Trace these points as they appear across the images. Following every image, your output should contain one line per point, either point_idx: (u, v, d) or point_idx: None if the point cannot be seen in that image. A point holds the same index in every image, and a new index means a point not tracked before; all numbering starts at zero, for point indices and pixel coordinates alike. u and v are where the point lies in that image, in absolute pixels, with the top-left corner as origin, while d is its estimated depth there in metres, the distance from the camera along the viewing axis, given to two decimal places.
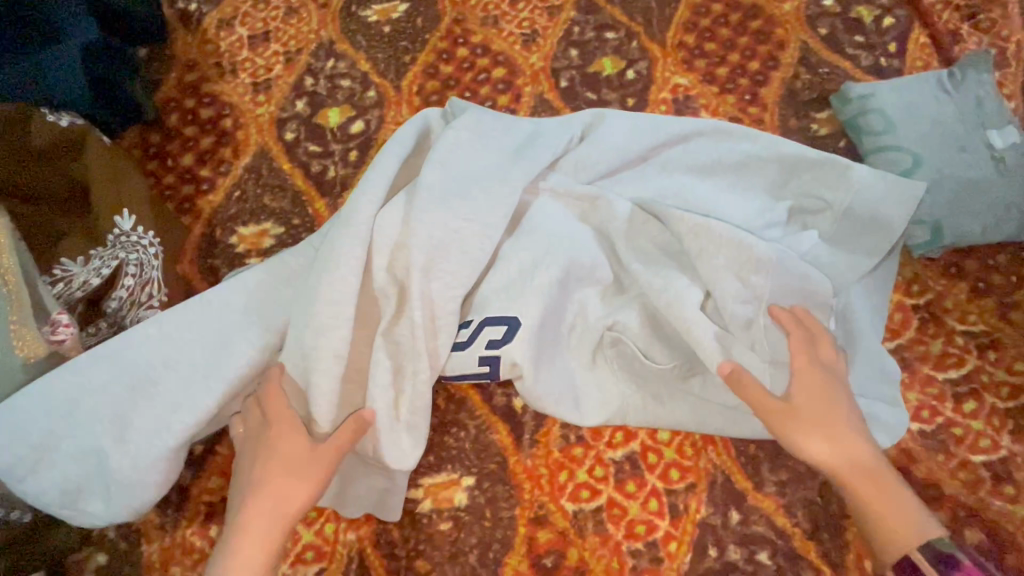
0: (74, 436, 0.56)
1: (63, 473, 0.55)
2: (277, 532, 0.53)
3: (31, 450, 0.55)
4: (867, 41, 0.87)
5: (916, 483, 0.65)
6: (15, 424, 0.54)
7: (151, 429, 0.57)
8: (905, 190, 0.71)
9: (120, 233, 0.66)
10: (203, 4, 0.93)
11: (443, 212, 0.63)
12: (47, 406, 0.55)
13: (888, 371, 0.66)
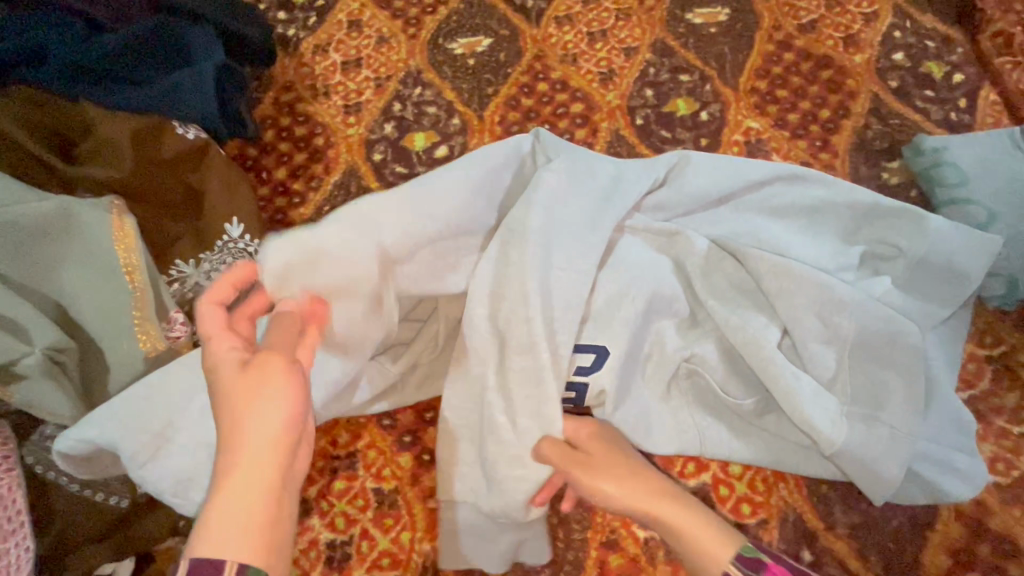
0: (186, 429, 0.58)
1: (176, 462, 0.58)
2: (252, 524, 0.41)
3: (148, 441, 0.57)
4: (937, 95, 0.89)
5: (992, 534, 0.65)
6: (132, 416, 0.57)
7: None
8: (982, 243, 0.72)
9: (228, 239, 0.70)
10: (301, 30, 1.00)
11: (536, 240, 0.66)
12: (166, 399, 0.58)
13: (965, 420, 0.66)
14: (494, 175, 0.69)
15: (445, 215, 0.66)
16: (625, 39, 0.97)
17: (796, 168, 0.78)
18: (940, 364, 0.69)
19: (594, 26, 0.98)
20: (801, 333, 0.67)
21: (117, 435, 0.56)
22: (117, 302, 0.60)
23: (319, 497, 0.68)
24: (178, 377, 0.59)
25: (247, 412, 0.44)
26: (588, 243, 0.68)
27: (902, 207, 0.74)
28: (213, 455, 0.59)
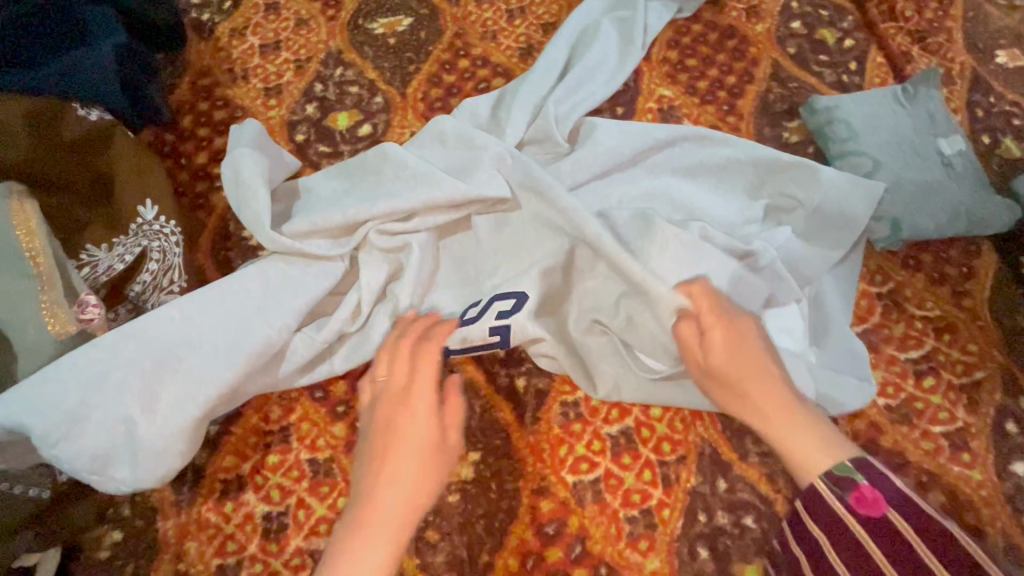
0: (104, 407, 0.60)
1: (92, 438, 0.60)
2: (377, 553, 0.55)
3: (64, 419, 0.59)
4: (830, 60, 0.96)
5: (884, 451, 0.71)
6: (47, 396, 0.59)
7: (174, 401, 0.62)
8: (866, 190, 0.79)
9: (142, 222, 0.69)
10: (215, 14, 0.98)
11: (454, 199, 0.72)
12: (81, 378, 0.60)
13: (857, 360, 0.73)
14: (428, 152, 0.79)
15: (384, 182, 0.74)
16: (543, 15, 0.99)
17: (703, 133, 0.84)
18: (832, 302, 0.77)
19: (512, 3, 1.00)
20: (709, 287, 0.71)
21: (29, 415, 0.58)
22: (20, 288, 0.59)
23: (253, 473, 0.68)
24: (92, 358, 0.61)
25: (406, 470, 0.60)
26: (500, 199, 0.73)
27: (796, 162, 0.80)
28: (130, 430, 0.61)
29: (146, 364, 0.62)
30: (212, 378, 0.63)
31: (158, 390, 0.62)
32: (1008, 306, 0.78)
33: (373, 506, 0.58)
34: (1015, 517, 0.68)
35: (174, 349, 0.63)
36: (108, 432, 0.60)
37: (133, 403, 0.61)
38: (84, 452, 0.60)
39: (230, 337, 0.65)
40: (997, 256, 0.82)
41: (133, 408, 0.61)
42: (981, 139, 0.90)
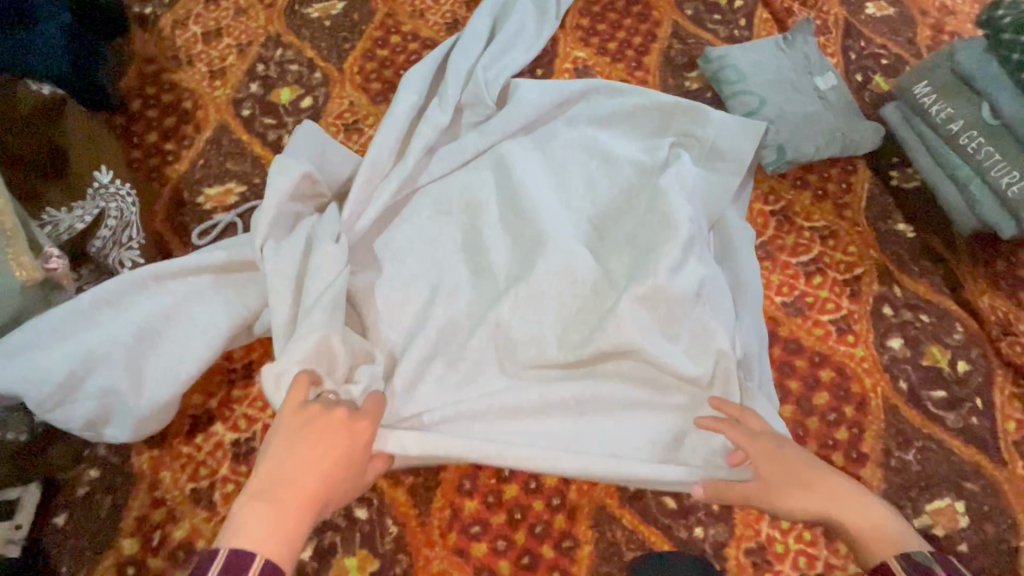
0: (93, 379, 0.66)
1: (84, 407, 0.66)
2: (285, 531, 0.51)
3: (54, 390, 0.65)
4: (723, 18, 1.08)
5: (782, 339, 0.82)
6: (37, 370, 0.64)
7: (159, 375, 0.69)
8: (750, 129, 0.90)
9: (99, 185, 0.76)
10: (157, 7, 1.05)
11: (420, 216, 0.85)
12: (66, 354, 0.66)
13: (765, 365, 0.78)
14: (387, 137, 0.85)
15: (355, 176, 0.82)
16: None
17: (612, 87, 0.95)
18: (745, 267, 0.83)
19: None
20: (611, 327, 0.74)
21: (23, 388, 0.64)
22: None
23: (220, 407, 0.74)
24: (79, 338, 0.67)
25: (315, 441, 0.57)
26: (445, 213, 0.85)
27: (701, 114, 0.91)
28: (121, 401, 0.67)
29: (128, 339, 0.68)
30: (191, 351, 0.70)
31: (144, 364, 0.69)
32: (881, 213, 0.91)
33: (241, 524, 0.51)
34: (892, 382, 0.79)
35: (150, 326, 0.69)
36: (93, 394, 0.66)
37: (117, 373, 0.67)
38: (69, 403, 0.66)
39: (210, 313, 0.71)
40: (870, 172, 0.94)
41: (118, 380, 0.67)
42: (855, 78, 1.04)
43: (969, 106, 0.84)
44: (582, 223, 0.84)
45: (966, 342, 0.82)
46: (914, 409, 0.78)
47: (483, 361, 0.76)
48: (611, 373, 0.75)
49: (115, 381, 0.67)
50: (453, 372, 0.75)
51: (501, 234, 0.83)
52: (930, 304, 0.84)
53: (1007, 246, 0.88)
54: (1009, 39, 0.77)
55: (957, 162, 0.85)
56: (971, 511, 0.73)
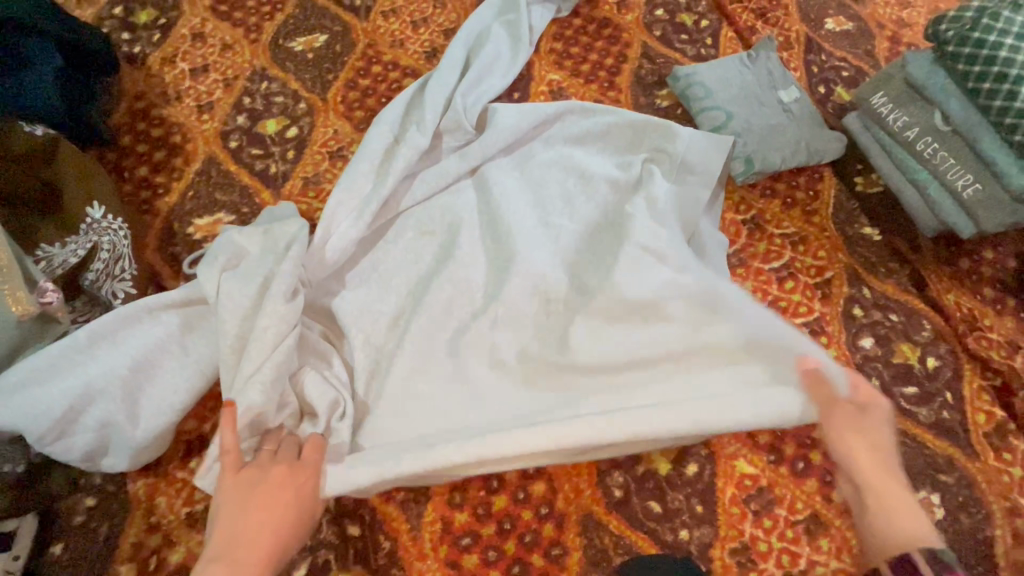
0: (91, 410, 0.69)
1: (84, 439, 0.69)
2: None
3: (55, 423, 0.67)
4: (690, 38, 1.14)
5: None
6: (36, 403, 0.67)
7: (155, 407, 0.71)
8: (717, 144, 0.94)
9: (92, 221, 0.78)
10: (146, 46, 1.09)
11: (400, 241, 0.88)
12: (63, 387, 0.68)
13: None
14: (363, 168, 0.89)
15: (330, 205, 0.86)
16: (444, 22, 1.14)
17: (589, 108, 0.99)
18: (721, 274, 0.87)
19: (415, 15, 1.14)
20: (582, 342, 0.78)
21: (24, 422, 0.66)
22: None
23: (213, 432, 0.76)
24: (76, 370, 0.69)
25: (265, 496, 0.63)
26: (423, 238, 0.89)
27: (674, 133, 0.94)
28: (119, 431, 0.70)
29: (122, 371, 0.70)
30: (185, 382, 0.72)
31: (140, 395, 0.71)
32: (847, 217, 0.95)
33: None
34: (865, 380, 0.82)
35: (144, 358, 0.71)
36: (89, 424, 0.69)
37: (113, 404, 0.69)
38: (66, 434, 0.68)
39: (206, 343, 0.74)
40: (836, 179, 0.98)
41: (114, 410, 0.69)
42: (818, 90, 1.09)
43: (922, 113, 0.89)
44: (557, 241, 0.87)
45: (935, 339, 0.85)
46: (888, 405, 0.81)
47: (458, 375, 0.78)
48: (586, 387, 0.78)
49: (111, 411, 0.69)
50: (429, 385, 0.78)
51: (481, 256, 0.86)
52: (898, 303, 0.88)
53: (969, 245, 0.92)
54: (952, 50, 0.82)
55: (916, 167, 0.89)
56: (946, 502, 0.75)
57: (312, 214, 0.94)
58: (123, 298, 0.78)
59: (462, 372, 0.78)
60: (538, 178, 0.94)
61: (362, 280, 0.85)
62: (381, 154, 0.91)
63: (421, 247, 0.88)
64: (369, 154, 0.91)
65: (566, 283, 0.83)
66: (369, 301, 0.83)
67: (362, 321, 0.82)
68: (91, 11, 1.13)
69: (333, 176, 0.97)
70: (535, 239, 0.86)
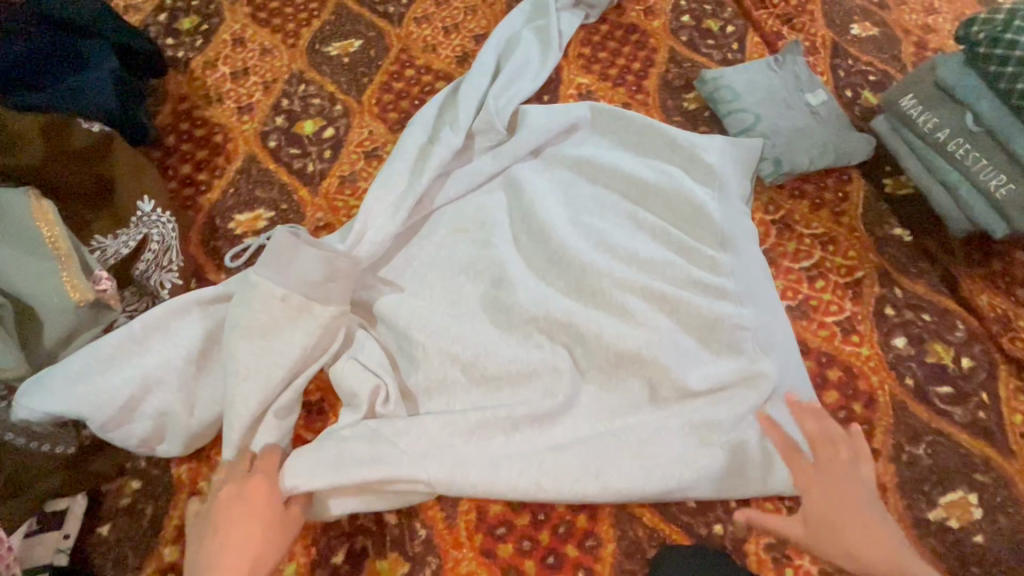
0: (150, 400, 0.71)
1: (142, 427, 0.71)
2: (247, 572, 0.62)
3: (117, 411, 0.70)
4: (716, 43, 1.15)
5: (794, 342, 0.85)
6: (98, 393, 0.69)
7: (209, 396, 0.74)
8: (747, 149, 0.96)
9: (142, 214, 0.81)
10: (190, 51, 1.13)
11: (438, 238, 0.90)
12: (122, 376, 0.70)
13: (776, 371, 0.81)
14: (401, 165, 0.92)
15: (368, 200, 0.88)
16: (475, 28, 1.17)
17: (621, 115, 0.99)
18: (753, 277, 0.87)
19: (447, 22, 1.18)
20: (611, 344, 0.79)
21: (81, 409, 0.68)
22: (43, 266, 0.70)
23: None
24: (135, 362, 0.72)
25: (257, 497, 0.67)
26: (459, 237, 0.90)
27: (703, 143, 0.95)
28: (175, 419, 0.72)
29: (177, 361, 0.73)
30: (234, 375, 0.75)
31: (194, 385, 0.74)
32: (877, 218, 0.95)
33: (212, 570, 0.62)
34: (898, 379, 0.82)
35: (196, 348, 0.74)
36: (149, 412, 0.71)
37: (170, 393, 0.72)
38: (126, 421, 0.70)
39: (258, 362, 0.74)
40: (865, 181, 0.99)
41: (172, 399, 0.72)
42: (845, 94, 1.10)
43: (953, 115, 0.89)
44: (587, 243, 0.88)
45: (968, 339, 0.85)
46: (922, 404, 0.81)
47: (490, 371, 0.79)
48: (608, 389, 0.79)
49: (169, 400, 0.72)
50: (463, 378, 0.79)
51: (515, 252, 0.88)
52: (931, 304, 0.88)
53: (1001, 246, 0.92)
54: (985, 52, 0.83)
55: (948, 168, 0.90)
56: (985, 502, 0.75)
57: (348, 210, 0.96)
58: (169, 289, 0.80)
59: (494, 370, 0.79)
60: (572, 181, 0.96)
61: (401, 275, 0.88)
62: (415, 153, 0.94)
63: (456, 245, 0.90)
64: (406, 153, 0.93)
65: (603, 283, 0.84)
66: (407, 296, 0.85)
67: (402, 314, 0.83)
68: (137, 18, 1.18)
69: (368, 175, 1.00)
70: (568, 238, 0.87)
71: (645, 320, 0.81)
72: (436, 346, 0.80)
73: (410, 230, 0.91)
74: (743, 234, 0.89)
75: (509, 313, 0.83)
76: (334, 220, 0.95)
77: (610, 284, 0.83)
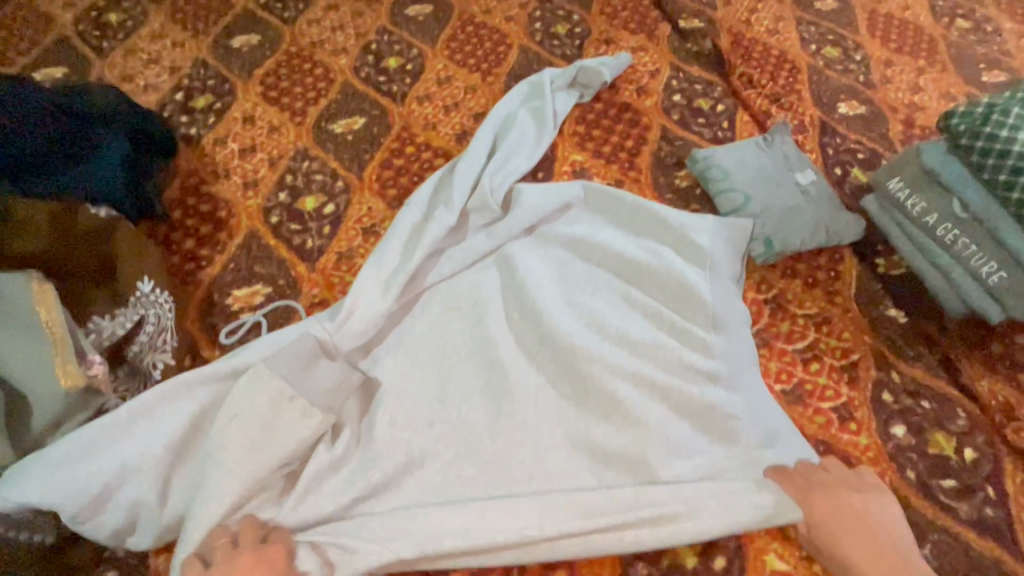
0: (125, 489, 0.71)
1: (113, 518, 0.70)
2: None
3: (89, 502, 0.69)
4: (707, 121, 1.19)
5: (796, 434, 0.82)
6: (73, 483, 0.68)
7: (185, 487, 0.73)
8: (738, 228, 0.97)
9: (141, 294, 0.82)
10: (201, 128, 1.19)
11: (428, 313, 0.91)
12: (99, 464, 0.70)
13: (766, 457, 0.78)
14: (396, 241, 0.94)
15: (363, 274, 0.90)
16: (474, 106, 1.22)
17: (621, 199, 1.01)
18: (744, 359, 0.86)
19: (448, 100, 1.23)
20: (595, 435, 0.79)
21: (58, 499, 0.68)
22: (39, 353, 0.71)
23: None
24: (114, 449, 0.72)
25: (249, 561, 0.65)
26: (450, 313, 0.91)
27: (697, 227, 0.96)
28: (149, 511, 0.71)
29: (155, 452, 0.72)
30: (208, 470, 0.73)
31: (171, 474, 0.73)
32: (871, 298, 0.95)
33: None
34: (899, 471, 0.80)
35: (176, 439, 0.73)
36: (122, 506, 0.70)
37: (146, 484, 0.71)
38: (98, 511, 0.70)
39: (257, 452, 0.72)
40: (857, 260, 0.99)
41: (147, 490, 0.71)
42: (834, 171, 1.12)
43: (940, 200, 0.90)
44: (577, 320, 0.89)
45: (970, 428, 0.83)
46: (926, 499, 0.78)
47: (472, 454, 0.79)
48: (592, 473, 0.78)
49: (144, 491, 0.71)
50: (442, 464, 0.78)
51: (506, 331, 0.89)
52: (930, 390, 0.86)
53: (999, 328, 0.90)
54: (966, 144, 0.84)
55: (939, 252, 0.90)
56: None
57: (343, 287, 0.98)
58: (162, 369, 0.82)
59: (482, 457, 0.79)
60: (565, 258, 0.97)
61: (392, 351, 0.88)
62: (410, 230, 0.96)
63: (445, 323, 0.90)
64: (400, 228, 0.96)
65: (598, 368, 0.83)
66: (398, 376, 0.85)
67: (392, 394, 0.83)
68: (155, 98, 1.25)
69: (366, 251, 1.02)
70: (557, 318, 0.87)
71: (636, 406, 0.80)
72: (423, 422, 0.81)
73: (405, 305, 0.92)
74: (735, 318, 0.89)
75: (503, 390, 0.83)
76: (329, 296, 0.97)
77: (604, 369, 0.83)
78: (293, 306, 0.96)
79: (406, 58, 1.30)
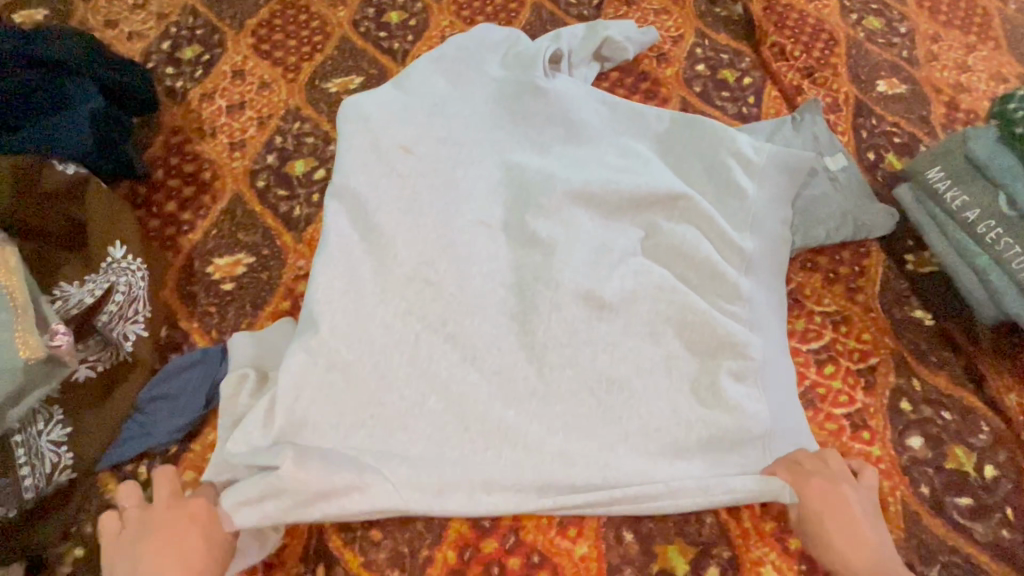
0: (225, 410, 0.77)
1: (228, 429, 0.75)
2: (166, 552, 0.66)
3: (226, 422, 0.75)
4: (731, 95, 1.10)
5: (777, 321, 0.85)
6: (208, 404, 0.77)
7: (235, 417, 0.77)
8: (779, 238, 0.89)
9: (112, 260, 0.78)
10: (189, 81, 1.11)
11: (438, 216, 0.85)
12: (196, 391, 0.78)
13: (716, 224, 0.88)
14: (418, 240, 0.83)
15: (387, 225, 0.83)
16: None
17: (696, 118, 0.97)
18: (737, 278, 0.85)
19: None
20: (539, 338, 0.79)
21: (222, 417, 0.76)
22: None
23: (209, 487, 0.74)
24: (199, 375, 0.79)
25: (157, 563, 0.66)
26: (466, 234, 0.84)
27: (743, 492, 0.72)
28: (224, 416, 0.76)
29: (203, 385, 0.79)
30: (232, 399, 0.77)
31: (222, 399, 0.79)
32: (895, 298, 0.88)
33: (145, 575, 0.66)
34: (912, 486, 0.75)
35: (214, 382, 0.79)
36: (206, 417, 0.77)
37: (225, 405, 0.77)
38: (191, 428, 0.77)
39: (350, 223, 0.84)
40: (884, 255, 0.92)
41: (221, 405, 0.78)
42: (867, 156, 1.04)
43: (985, 195, 0.83)
44: (539, 86, 0.95)
45: (993, 444, 0.77)
46: (938, 518, 0.73)
47: (455, 272, 0.81)
48: (513, 318, 0.80)
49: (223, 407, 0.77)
50: (403, 283, 0.80)
51: (488, 272, 0.82)
52: (952, 400, 0.80)
53: None
54: None
55: (974, 250, 0.83)
56: None
57: None
58: (133, 341, 0.78)
59: (448, 293, 0.80)
60: (571, 315, 0.80)
61: (417, 204, 0.85)
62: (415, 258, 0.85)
63: (456, 240, 0.83)
64: (428, 237, 0.83)
65: (569, 354, 0.78)
66: (426, 253, 0.82)
67: (414, 235, 0.83)
68: (140, 46, 1.16)
69: None
70: (599, 287, 0.82)
71: (601, 336, 0.80)
72: (433, 347, 0.77)
73: (459, 58, 0.99)
74: (789, 451, 0.75)
75: (547, 342, 0.79)
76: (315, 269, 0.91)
77: (569, 358, 0.78)
78: (277, 278, 0.90)
79: (410, 12, 1.20)
